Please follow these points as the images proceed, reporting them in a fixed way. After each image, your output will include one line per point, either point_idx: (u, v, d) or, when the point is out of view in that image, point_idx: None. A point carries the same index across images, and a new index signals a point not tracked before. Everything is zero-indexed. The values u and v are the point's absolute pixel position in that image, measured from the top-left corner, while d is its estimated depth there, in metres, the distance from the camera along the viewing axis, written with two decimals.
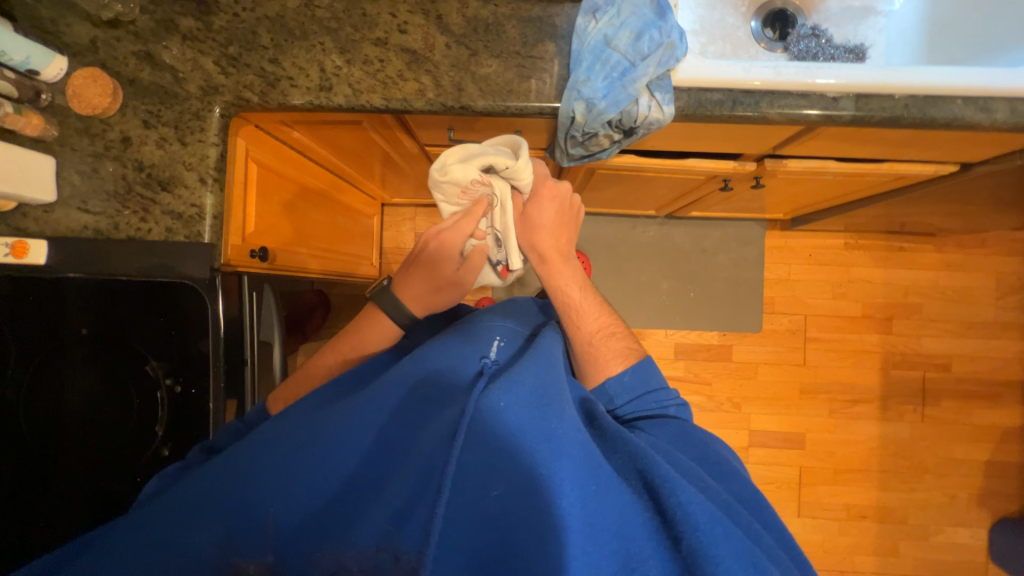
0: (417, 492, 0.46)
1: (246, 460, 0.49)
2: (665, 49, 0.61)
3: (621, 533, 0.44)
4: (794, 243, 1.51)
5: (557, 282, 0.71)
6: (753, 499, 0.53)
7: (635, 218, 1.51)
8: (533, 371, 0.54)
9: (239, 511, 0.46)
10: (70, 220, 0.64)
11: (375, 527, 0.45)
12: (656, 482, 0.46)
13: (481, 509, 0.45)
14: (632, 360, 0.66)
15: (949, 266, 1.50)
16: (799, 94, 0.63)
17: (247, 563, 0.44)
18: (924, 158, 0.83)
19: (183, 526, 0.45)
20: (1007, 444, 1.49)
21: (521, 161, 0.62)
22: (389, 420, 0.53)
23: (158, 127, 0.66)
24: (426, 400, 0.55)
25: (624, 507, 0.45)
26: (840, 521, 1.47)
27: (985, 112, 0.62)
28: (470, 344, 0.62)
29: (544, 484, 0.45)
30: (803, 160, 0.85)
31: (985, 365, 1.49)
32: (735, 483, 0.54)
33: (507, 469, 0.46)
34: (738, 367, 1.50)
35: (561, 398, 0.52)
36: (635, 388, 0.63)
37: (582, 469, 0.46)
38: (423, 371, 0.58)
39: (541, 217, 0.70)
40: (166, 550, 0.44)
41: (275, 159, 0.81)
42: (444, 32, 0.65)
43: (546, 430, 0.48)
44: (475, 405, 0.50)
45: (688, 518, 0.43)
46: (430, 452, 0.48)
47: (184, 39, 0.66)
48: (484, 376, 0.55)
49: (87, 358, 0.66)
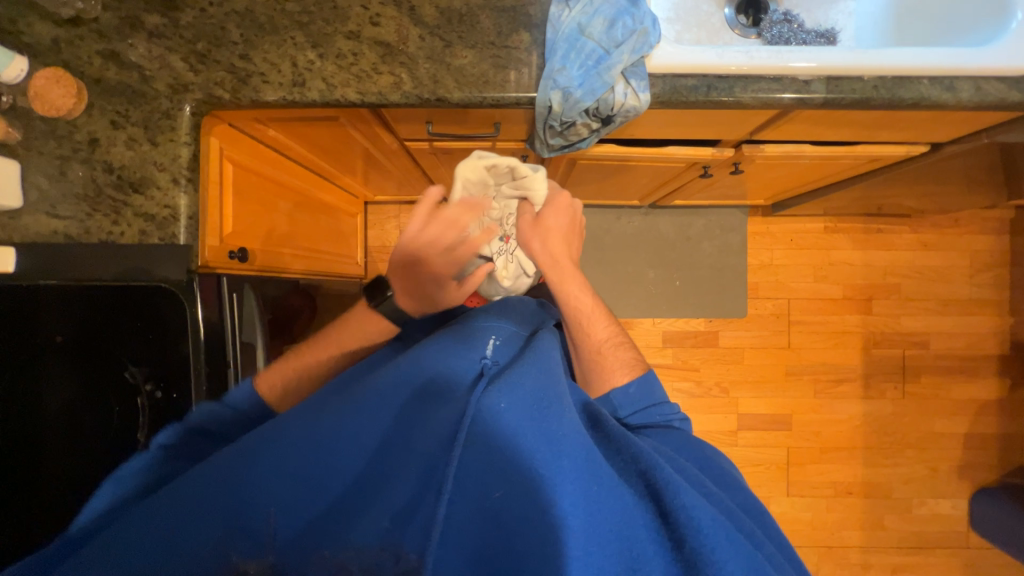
0: (419, 493, 0.47)
1: (237, 460, 0.48)
2: (638, 35, 0.61)
3: (624, 533, 0.44)
4: (776, 229, 1.53)
5: (568, 289, 0.74)
6: (755, 508, 0.53)
7: (619, 208, 1.52)
8: (533, 373, 0.54)
9: (238, 512, 0.45)
10: (39, 225, 0.63)
11: (378, 526, 0.46)
12: (659, 484, 0.47)
13: (480, 508, 0.46)
14: (637, 372, 0.67)
15: (925, 246, 1.54)
16: (771, 78, 0.64)
17: (246, 564, 0.44)
18: (896, 139, 0.85)
19: (181, 526, 0.44)
20: (984, 416, 1.53)
21: (537, 173, 0.80)
22: (388, 422, 0.51)
23: (127, 128, 0.64)
24: (425, 399, 0.53)
25: (626, 509, 0.45)
26: (827, 498, 1.51)
27: (951, 92, 0.63)
28: (471, 342, 0.61)
29: (543, 486, 0.45)
30: (780, 144, 0.87)
31: (962, 341, 1.54)
32: (740, 494, 0.55)
33: (506, 470, 0.46)
34: (725, 352, 1.53)
35: (560, 399, 0.52)
36: (639, 401, 0.64)
37: (582, 468, 0.46)
38: (422, 370, 0.56)
39: (554, 221, 0.79)
40: (165, 553, 0.43)
41: (250, 158, 0.80)
42: (418, 23, 0.65)
43: (546, 431, 0.48)
44: (475, 405, 0.50)
45: (692, 521, 0.44)
46: (430, 452, 0.49)
47: (150, 37, 0.65)
48: (484, 377, 0.54)
49: (64, 367, 0.65)
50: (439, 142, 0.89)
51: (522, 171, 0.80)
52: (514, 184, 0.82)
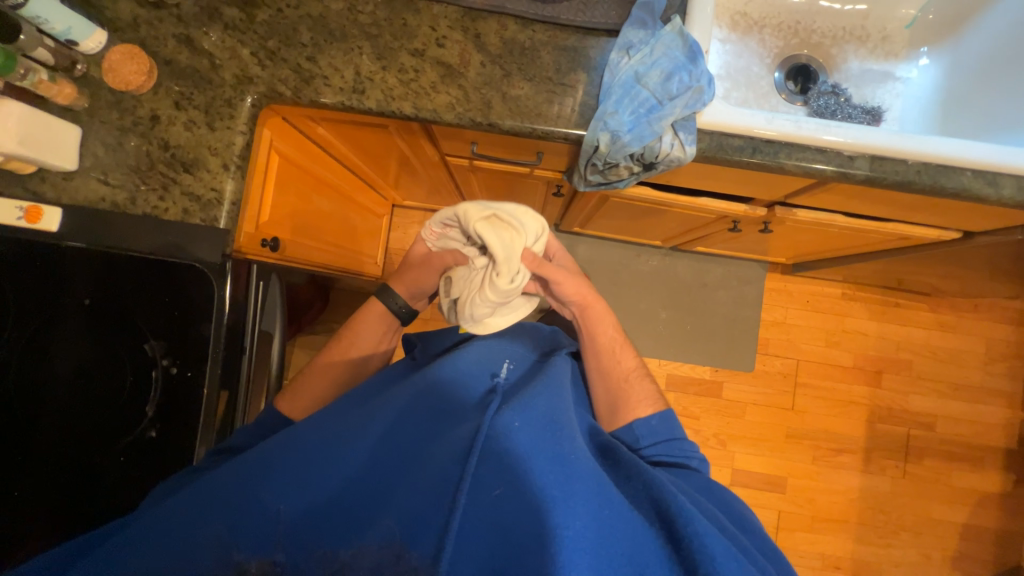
0: (431, 501, 0.46)
1: (255, 459, 0.49)
2: (693, 92, 0.63)
3: (632, 558, 0.45)
4: (793, 287, 1.53)
5: (595, 322, 0.73)
6: (775, 554, 0.54)
7: (640, 246, 1.53)
8: (545, 396, 0.55)
9: (248, 508, 0.45)
10: (89, 190, 0.65)
11: (387, 528, 0.44)
12: (671, 512, 0.47)
13: (490, 521, 0.45)
14: (660, 406, 0.66)
15: (941, 326, 1.52)
16: (815, 149, 0.65)
17: (249, 562, 0.43)
18: (928, 223, 0.85)
19: (195, 516, 0.45)
20: (985, 509, 1.49)
21: (507, 285, 0.61)
22: (403, 429, 0.53)
23: (188, 110, 0.66)
24: (438, 412, 0.55)
25: (636, 534, 0.47)
26: (814, 570, 1.47)
27: (992, 187, 0.64)
28: (483, 360, 0.62)
29: (554, 505, 0.45)
30: (812, 211, 0.87)
31: (969, 428, 1.51)
32: (756, 538, 0.55)
33: (519, 484, 0.46)
34: (727, 405, 1.51)
35: (570, 424, 0.53)
36: (660, 433, 0.64)
37: (592, 492, 0.47)
38: (435, 384, 0.57)
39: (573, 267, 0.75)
40: (178, 540, 0.43)
41: (296, 151, 0.82)
42: (481, 50, 0.67)
43: (557, 454, 0.49)
44: (490, 421, 0.50)
45: (704, 548, 0.44)
46: (442, 462, 0.48)
47: (225, 28, 0.67)
48: (496, 395, 0.55)
49: (81, 331, 0.65)
50: (478, 161, 0.91)
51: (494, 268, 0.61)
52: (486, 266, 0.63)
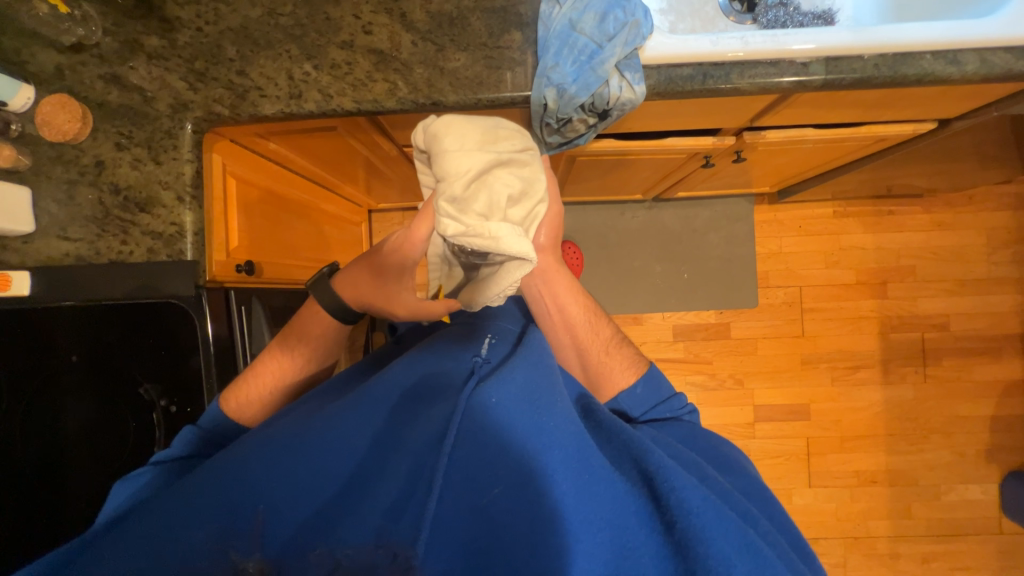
0: (411, 487, 0.47)
1: (237, 469, 0.50)
2: (631, 27, 0.61)
3: (613, 522, 0.45)
4: (783, 216, 1.51)
5: (560, 295, 0.68)
6: (758, 493, 0.55)
7: (622, 204, 1.51)
8: (524, 369, 0.55)
9: (237, 510, 0.47)
10: (51, 248, 0.64)
11: (370, 525, 0.45)
12: (650, 470, 0.48)
13: (475, 501, 0.46)
14: (641, 370, 0.67)
15: (939, 225, 1.50)
16: (769, 62, 0.63)
17: (244, 562, 0.44)
18: (901, 118, 0.83)
19: (181, 532, 0.45)
20: (1009, 398, 1.49)
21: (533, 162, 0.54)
22: (386, 418, 0.53)
23: (131, 149, 0.65)
24: (419, 398, 0.55)
25: (617, 498, 0.47)
26: (851, 488, 1.48)
27: (956, 65, 0.61)
28: (462, 344, 0.62)
29: (536, 474, 0.46)
30: (781, 129, 0.85)
31: (983, 321, 1.50)
32: (741, 479, 0.56)
33: (497, 463, 0.47)
34: (738, 344, 1.51)
35: (553, 392, 0.53)
36: (648, 399, 0.64)
37: (572, 459, 0.47)
38: (418, 375, 0.57)
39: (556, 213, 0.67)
40: (167, 553, 0.44)
41: (252, 172, 0.80)
42: (409, 29, 0.65)
43: (538, 424, 0.49)
44: (465, 404, 0.50)
45: (681, 503, 0.45)
46: (422, 448, 0.49)
47: (150, 59, 0.66)
48: (475, 375, 0.55)
49: (82, 385, 0.69)
50: None
51: (461, 164, 0.49)
52: (511, 168, 0.52)
